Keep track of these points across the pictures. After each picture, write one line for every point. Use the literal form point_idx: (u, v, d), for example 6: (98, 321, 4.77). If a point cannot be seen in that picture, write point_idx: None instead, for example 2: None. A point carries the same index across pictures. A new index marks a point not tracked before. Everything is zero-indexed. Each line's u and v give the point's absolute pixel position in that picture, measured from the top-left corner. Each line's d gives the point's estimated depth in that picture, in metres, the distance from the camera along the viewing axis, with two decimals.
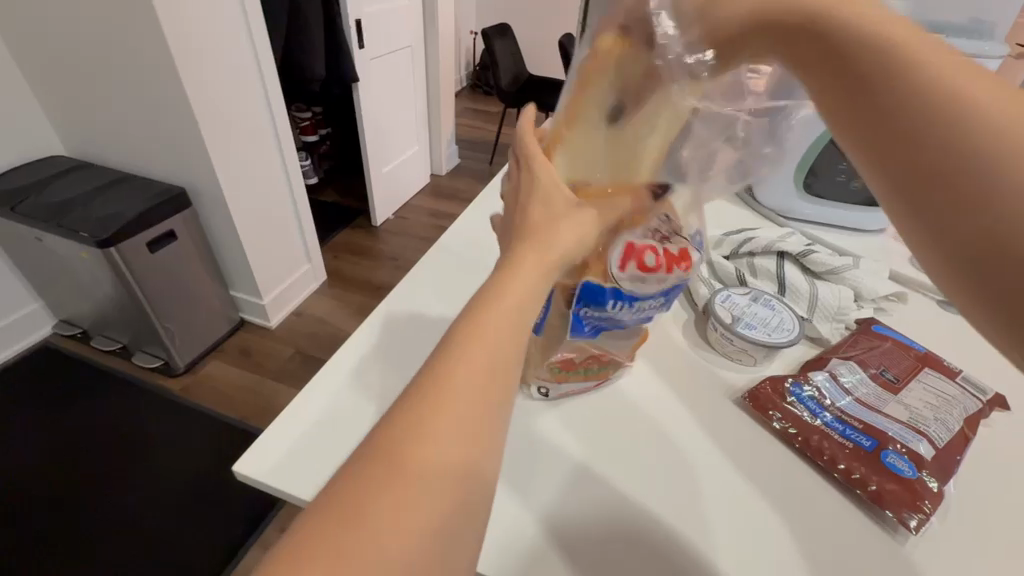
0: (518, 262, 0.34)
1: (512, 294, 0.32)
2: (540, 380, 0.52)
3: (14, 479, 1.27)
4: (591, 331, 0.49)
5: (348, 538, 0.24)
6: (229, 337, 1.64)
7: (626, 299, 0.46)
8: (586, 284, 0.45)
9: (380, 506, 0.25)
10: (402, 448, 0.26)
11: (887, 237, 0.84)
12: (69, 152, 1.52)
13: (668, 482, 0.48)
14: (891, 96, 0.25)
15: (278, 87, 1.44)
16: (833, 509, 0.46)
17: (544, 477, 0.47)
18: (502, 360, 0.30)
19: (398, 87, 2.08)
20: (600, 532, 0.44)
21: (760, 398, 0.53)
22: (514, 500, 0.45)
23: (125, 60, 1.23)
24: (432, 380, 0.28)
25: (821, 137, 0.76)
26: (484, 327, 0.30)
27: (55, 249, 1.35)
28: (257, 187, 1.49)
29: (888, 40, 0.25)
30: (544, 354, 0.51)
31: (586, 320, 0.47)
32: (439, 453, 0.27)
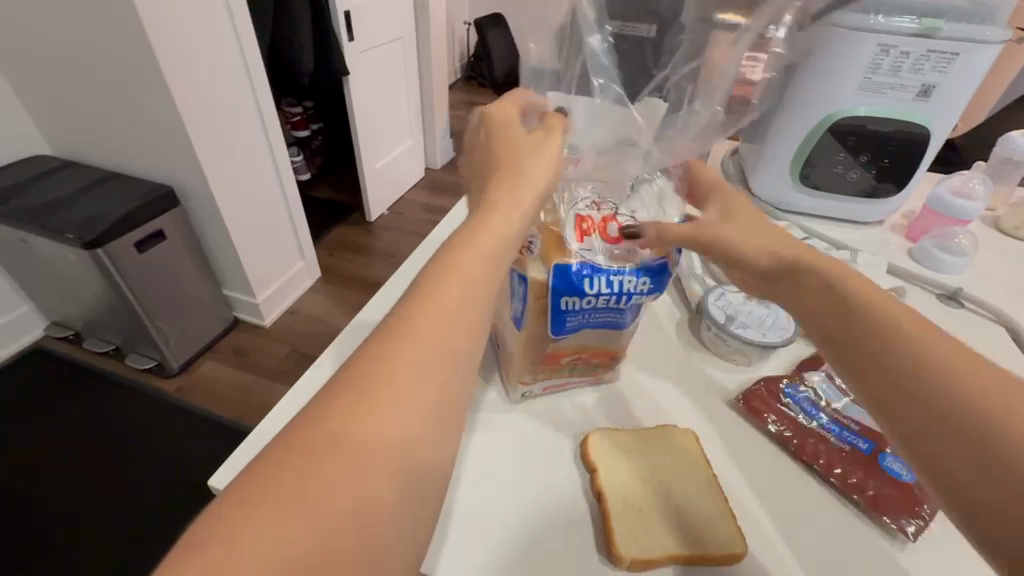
0: (482, 235, 0.34)
1: (476, 266, 0.32)
2: (523, 382, 0.51)
3: (8, 482, 1.26)
4: (575, 330, 0.46)
5: (300, 495, 0.23)
6: (223, 336, 1.63)
7: (597, 278, 0.43)
8: (553, 264, 0.43)
9: (337, 473, 0.24)
10: (346, 417, 0.26)
11: (884, 229, 0.82)
12: (54, 152, 1.49)
13: (649, 484, 0.46)
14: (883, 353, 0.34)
15: (266, 82, 1.42)
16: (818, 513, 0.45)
17: (522, 485, 0.46)
18: (461, 334, 0.30)
19: (390, 80, 2.04)
20: (586, 532, 0.43)
21: (754, 399, 0.53)
22: (493, 509, 0.44)
23: (105, 56, 1.20)
24: (386, 350, 0.28)
25: (818, 127, 0.74)
26: (444, 293, 0.30)
27: (42, 250, 1.33)
28: (247, 184, 1.47)
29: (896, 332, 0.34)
30: (526, 355, 0.49)
31: (565, 312, 0.44)
32: (397, 416, 0.27)
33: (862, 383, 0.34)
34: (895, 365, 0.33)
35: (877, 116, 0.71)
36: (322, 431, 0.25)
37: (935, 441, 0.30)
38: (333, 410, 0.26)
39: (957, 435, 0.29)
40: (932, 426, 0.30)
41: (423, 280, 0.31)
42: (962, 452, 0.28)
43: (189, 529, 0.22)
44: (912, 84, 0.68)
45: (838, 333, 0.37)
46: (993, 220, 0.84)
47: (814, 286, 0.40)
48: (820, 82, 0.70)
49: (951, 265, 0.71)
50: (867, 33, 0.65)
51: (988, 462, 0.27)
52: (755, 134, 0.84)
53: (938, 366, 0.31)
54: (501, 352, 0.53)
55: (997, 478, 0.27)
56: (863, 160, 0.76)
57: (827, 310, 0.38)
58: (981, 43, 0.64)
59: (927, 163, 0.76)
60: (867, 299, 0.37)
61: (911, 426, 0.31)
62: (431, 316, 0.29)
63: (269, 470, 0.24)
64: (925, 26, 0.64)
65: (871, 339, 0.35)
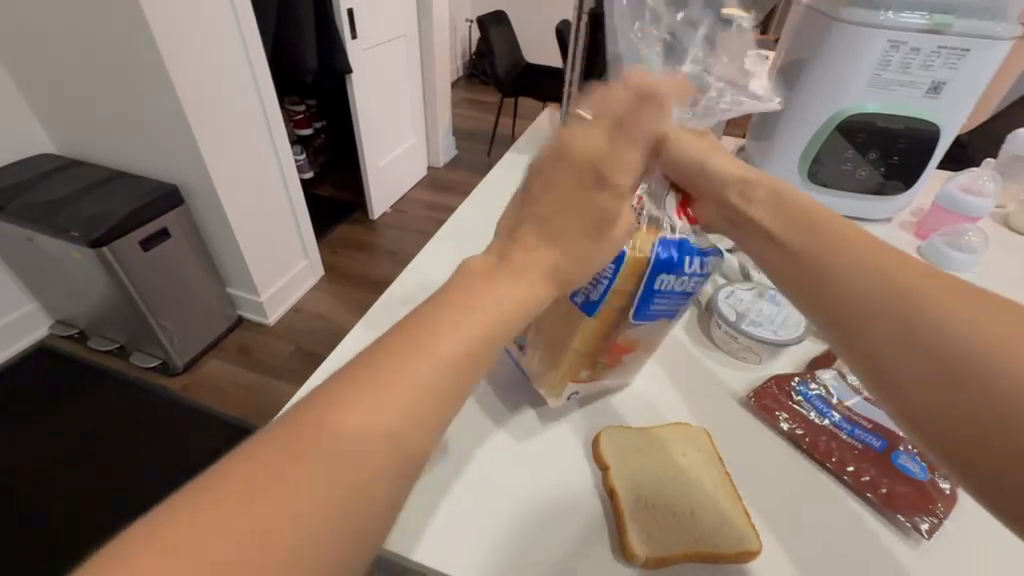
0: (507, 276, 0.31)
1: (497, 300, 0.30)
2: (571, 382, 0.49)
3: (13, 481, 1.26)
4: (653, 316, 0.45)
5: (248, 517, 0.21)
6: (228, 334, 1.63)
7: (694, 258, 0.42)
8: (657, 245, 0.41)
9: (302, 480, 0.22)
10: (333, 421, 0.24)
11: (893, 227, 0.82)
12: (58, 150, 1.49)
13: (660, 485, 0.46)
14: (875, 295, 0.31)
15: (270, 80, 1.41)
16: (829, 512, 0.45)
17: (526, 481, 0.46)
18: (466, 362, 0.27)
19: (393, 78, 2.04)
20: (594, 527, 0.43)
21: (765, 398, 0.53)
22: (500, 505, 0.44)
23: (109, 52, 1.19)
24: (391, 357, 0.26)
25: (827, 124, 0.73)
26: (454, 320, 0.28)
27: (47, 248, 1.33)
28: (251, 181, 1.47)
29: (897, 283, 0.31)
30: (581, 352, 0.47)
31: (655, 293, 0.43)
32: (371, 451, 0.24)
33: (826, 315, 0.33)
34: (863, 293, 0.32)
35: (886, 112, 0.71)
36: (290, 449, 0.23)
37: (903, 369, 0.29)
38: (308, 428, 0.24)
39: (920, 356, 0.28)
40: (897, 352, 0.29)
41: (433, 301, 0.29)
42: (929, 376, 0.27)
43: (129, 527, 0.21)
44: (922, 81, 0.68)
45: (801, 265, 0.36)
46: (1002, 218, 0.84)
47: (779, 210, 0.38)
48: (829, 79, 0.70)
49: (961, 262, 0.71)
50: (878, 29, 0.64)
51: (958, 385, 0.26)
52: (762, 132, 0.83)
53: (903, 289, 0.30)
54: (531, 353, 0.51)
55: (965, 399, 0.26)
56: (872, 157, 0.76)
57: (786, 237, 0.37)
58: (991, 39, 0.64)
59: (936, 161, 0.75)
60: (831, 224, 0.36)
61: (878, 351, 0.30)
62: (434, 344, 0.27)
63: (241, 463, 0.23)
64: (936, 22, 0.63)
65: (834, 268, 0.34)
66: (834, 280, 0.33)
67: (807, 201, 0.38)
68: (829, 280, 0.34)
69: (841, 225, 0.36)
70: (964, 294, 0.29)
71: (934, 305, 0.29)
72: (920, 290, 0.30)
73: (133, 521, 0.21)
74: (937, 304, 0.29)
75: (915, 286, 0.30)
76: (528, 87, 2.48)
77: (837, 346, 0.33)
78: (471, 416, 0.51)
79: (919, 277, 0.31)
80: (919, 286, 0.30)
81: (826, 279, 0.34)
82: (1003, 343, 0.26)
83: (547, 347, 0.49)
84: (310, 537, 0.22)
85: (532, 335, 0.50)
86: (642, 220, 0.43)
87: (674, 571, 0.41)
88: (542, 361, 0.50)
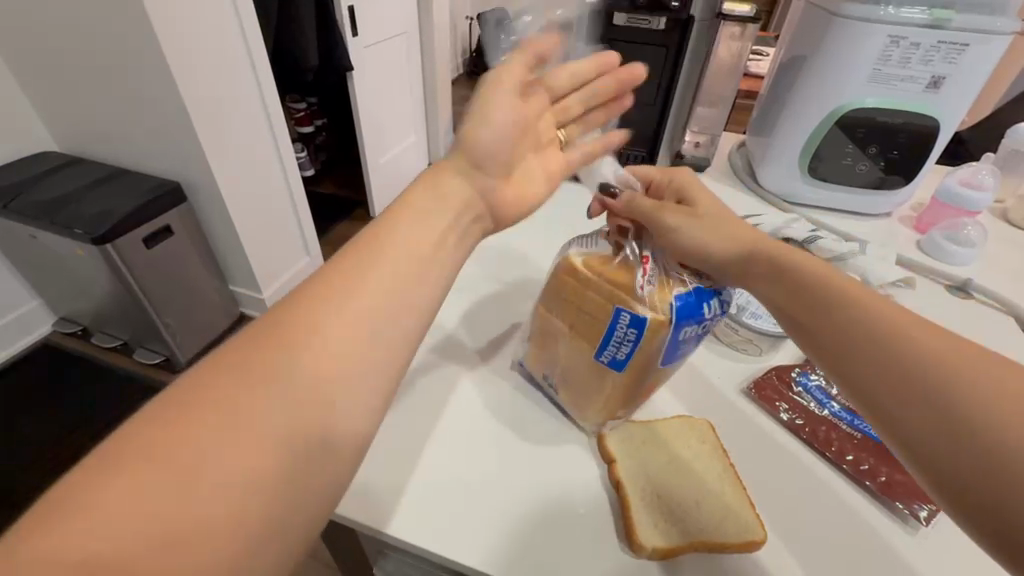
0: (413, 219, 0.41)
1: (409, 242, 0.39)
2: (608, 418, 0.49)
3: (16, 476, 1.27)
4: (679, 357, 0.45)
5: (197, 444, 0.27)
6: (229, 331, 1.64)
7: (712, 300, 0.44)
8: (675, 302, 0.42)
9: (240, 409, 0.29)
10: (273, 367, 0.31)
11: (892, 221, 0.82)
12: (61, 148, 1.50)
13: (669, 485, 0.47)
14: (911, 354, 0.32)
15: (270, 76, 1.41)
16: (823, 496, 0.46)
17: (519, 465, 0.47)
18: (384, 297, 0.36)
19: (393, 75, 2.04)
20: (591, 513, 0.44)
21: (766, 389, 0.54)
22: (491, 487, 0.45)
23: (111, 49, 1.19)
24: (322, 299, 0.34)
25: (827, 120, 0.74)
26: (352, 290, 0.35)
27: (50, 246, 1.34)
28: (253, 178, 1.48)
29: (943, 352, 0.31)
30: (616, 393, 0.47)
31: (683, 343, 0.43)
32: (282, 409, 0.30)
33: (853, 389, 0.34)
34: (884, 359, 0.33)
35: (885, 107, 0.72)
36: (212, 398, 0.28)
37: (927, 443, 0.30)
38: (241, 367, 0.30)
39: (948, 433, 0.29)
40: (922, 428, 0.30)
41: (342, 263, 0.37)
42: (954, 453, 0.28)
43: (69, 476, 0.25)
44: (921, 76, 0.68)
45: (826, 333, 0.37)
46: (1001, 212, 0.84)
47: (795, 284, 0.40)
48: (829, 75, 0.70)
49: (961, 257, 0.72)
50: (877, 25, 0.65)
51: (984, 467, 0.27)
52: (763, 129, 0.84)
53: (918, 359, 0.32)
54: (560, 390, 0.50)
55: (986, 474, 0.27)
56: (872, 152, 0.76)
57: (809, 307, 0.38)
58: (991, 33, 0.64)
59: (935, 156, 0.76)
60: (847, 290, 0.37)
61: (903, 426, 0.31)
62: (335, 307, 0.34)
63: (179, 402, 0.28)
64: (934, 17, 0.64)
65: (858, 336, 0.35)
66: (878, 330, 0.34)
67: (827, 272, 0.40)
68: (871, 330, 0.34)
69: (860, 291, 0.37)
70: (986, 367, 0.30)
71: (977, 378, 0.29)
72: (961, 360, 0.30)
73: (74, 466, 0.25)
74: (980, 377, 0.29)
75: (959, 357, 0.31)
76: None
77: (864, 413, 0.34)
78: (471, 401, 0.53)
79: (963, 351, 0.31)
80: (942, 358, 0.31)
81: (852, 349, 0.35)
82: (1008, 417, 0.27)
83: (565, 372, 0.49)
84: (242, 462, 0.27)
85: (557, 372, 0.50)
86: (655, 280, 0.43)
87: (682, 560, 0.41)
88: (574, 398, 0.49)
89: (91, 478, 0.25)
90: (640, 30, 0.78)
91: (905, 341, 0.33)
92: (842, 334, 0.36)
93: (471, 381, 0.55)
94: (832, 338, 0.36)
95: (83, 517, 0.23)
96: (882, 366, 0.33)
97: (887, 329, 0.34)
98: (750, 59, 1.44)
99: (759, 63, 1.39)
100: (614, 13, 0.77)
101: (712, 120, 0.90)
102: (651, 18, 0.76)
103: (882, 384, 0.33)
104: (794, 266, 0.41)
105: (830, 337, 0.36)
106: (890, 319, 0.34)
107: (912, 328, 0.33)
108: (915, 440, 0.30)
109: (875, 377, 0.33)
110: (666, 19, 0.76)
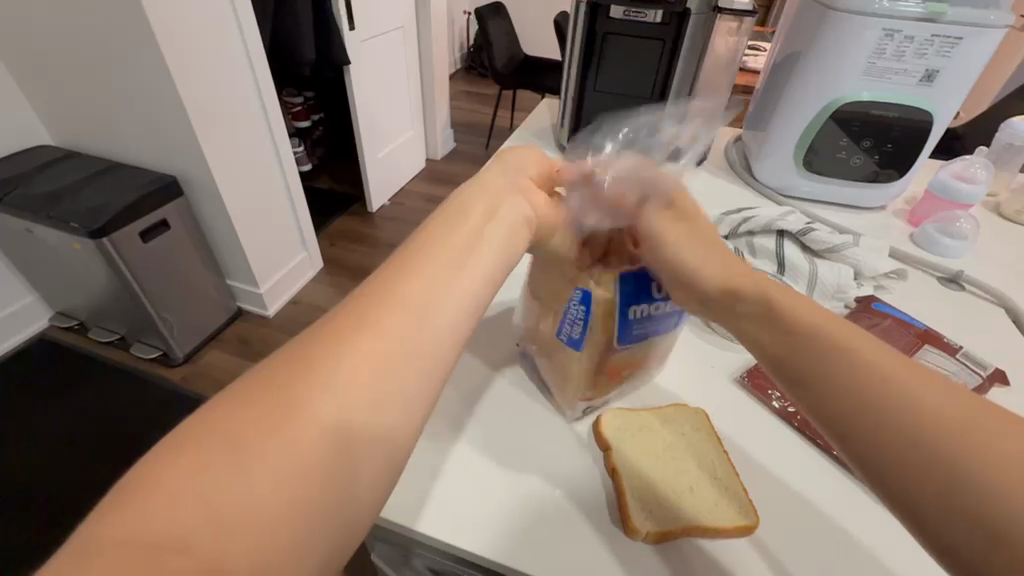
0: (466, 211, 0.39)
1: (462, 240, 0.37)
2: (583, 398, 0.49)
3: (14, 471, 1.27)
4: (639, 338, 0.46)
5: (246, 456, 0.24)
6: (227, 326, 1.64)
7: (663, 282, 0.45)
8: (621, 282, 0.43)
9: (290, 415, 0.26)
10: (327, 369, 0.28)
11: (886, 215, 0.83)
12: (57, 142, 1.49)
13: (667, 483, 0.46)
14: (903, 407, 0.28)
15: (267, 71, 1.41)
16: (811, 499, 0.45)
17: (515, 452, 0.48)
18: (440, 293, 0.33)
19: (391, 69, 2.03)
20: (589, 498, 0.45)
21: (759, 378, 0.55)
22: (495, 479, 0.46)
23: (105, 41, 1.18)
24: (375, 295, 0.32)
25: (822, 113, 0.74)
26: (407, 282, 0.33)
27: (46, 239, 1.33)
28: (251, 171, 1.47)
29: (942, 410, 0.28)
30: (588, 370, 0.47)
31: (632, 324, 0.45)
32: (334, 419, 0.27)
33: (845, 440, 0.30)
34: (877, 418, 0.29)
35: (880, 100, 0.72)
36: (263, 405, 0.27)
37: (903, 473, 0.27)
38: (286, 376, 0.28)
39: (924, 466, 0.27)
40: (900, 459, 0.27)
41: (392, 265, 0.35)
42: (933, 488, 0.26)
43: (124, 476, 0.24)
44: (915, 69, 0.69)
45: (814, 381, 0.32)
46: (994, 206, 0.85)
47: (781, 324, 0.36)
48: (824, 68, 0.71)
49: (953, 250, 0.72)
50: (871, 18, 0.65)
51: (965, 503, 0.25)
52: (759, 124, 0.85)
53: (886, 387, 0.29)
54: (547, 371, 0.52)
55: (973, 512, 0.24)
56: (867, 146, 0.76)
57: (788, 349, 0.34)
58: (984, 27, 0.64)
59: (929, 150, 0.76)
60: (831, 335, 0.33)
61: (877, 458, 0.28)
62: (408, 282, 0.33)
63: (220, 417, 0.26)
64: (929, 10, 0.64)
65: (820, 359, 0.33)
66: (868, 380, 0.30)
67: (786, 294, 0.38)
68: (863, 380, 0.30)
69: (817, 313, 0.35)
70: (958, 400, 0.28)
71: (979, 441, 0.26)
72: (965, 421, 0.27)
73: (113, 485, 0.23)
74: (982, 439, 0.26)
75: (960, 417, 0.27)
76: (527, 80, 2.48)
77: (831, 439, 0.31)
78: (473, 388, 0.54)
79: (964, 411, 0.27)
80: (934, 415, 0.27)
81: (816, 372, 0.32)
82: (989, 451, 0.25)
83: (556, 357, 0.49)
84: (313, 454, 0.26)
85: (548, 356, 0.51)
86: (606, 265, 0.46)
87: (673, 545, 0.42)
88: (555, 377, 0.51)
89: (141, 500, 0.22)
90: (637, 24, 0.78)
91: (869, 367, 0.31)
92: (831, 381, 0.31)
93: (470, 370, 0.56)
94: (821, 387, 0.32)
95: (153, 515, 0.22)
96: (877, 419, 0.29)
97: (880, 380, 0.30)
98: (747, 55, 1.45)
99: (756, 58, 1.40)
100: (610, 6, 0.77)
101: None
102: (647, 12, 0.76)
103: (878, 440, 0.28)
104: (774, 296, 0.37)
105: (816, 388, 0.32)
106: (882, 372, 0.30)
107: (907, 382, 0.29)
108: (916, 502, 0.26)
109: (867, 430, 0.29)
110: (663, 12, 0.77)
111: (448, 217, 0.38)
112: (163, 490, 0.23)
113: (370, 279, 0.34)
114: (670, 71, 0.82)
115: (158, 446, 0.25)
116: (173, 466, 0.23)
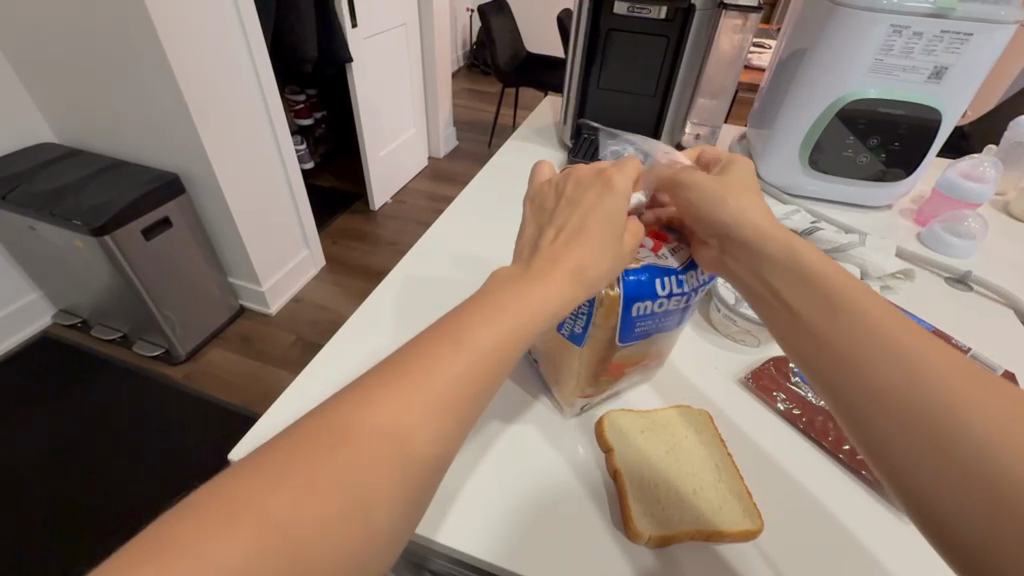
0: (535, 278, 0.36)
1: (509, 298, 0.34)
2: (581, 397, 0.49)
3: (16, 470, 1.27)
4: (641, 335, 0.46)
5: (264, 514, 0.25)
6: (229, 325, 1.64)
7: (670, 277, 0.44)
8: (624, 278, 0.42)
9: (310, 469, 0.26)
10: (353, 423, 0.28)
11: (892, 214, 0.82)
12: (58, 139, 1.49)
13: (672, 483, 0.46)
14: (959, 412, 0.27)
15: (269, 68, 1.40)
16: (821, 505, 0.44)
17: (521, 455, 0.47)
18: (482, 358, 0.32)
19: (393, 66, 2.03)
20: (595, 502, 0.44)
21: (763, 378, 0.54)
22: (500, 480, 0.45)
23: (107, 38, 1.18)
24: (414, 349, 0.32)
25: (828, 110, 0.73)
26: (450, 344, 0.32)
27: (49, 238, 1.33)
28: (252, 169, 1.47)
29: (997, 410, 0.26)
30: (589, 367, 0.47)
31: (635, 321, 0.44)
32: (351, 477, 0.27)
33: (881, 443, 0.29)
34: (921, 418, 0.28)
35: (888, 98, 0.71)
36: (290, 458, 0.27)
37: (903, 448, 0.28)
38: (317, 430, 0.28)
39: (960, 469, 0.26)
40: (900, 434, 0.28)
41: (439, 327, 0.33)
42: (938, 473, 0.26)
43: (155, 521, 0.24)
44: (924, 66, 0.68)
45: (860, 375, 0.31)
46: (1003, 206, 0.84)
47: (835, 316, 0.34)
48: (832, 65, 0.70)
49: (961, 249, 0.72)
50: (879, 13, 0.64)
51: (968, 486, 0.25)
52: (763, 122, 0.84)
53: (909, 376, 0.29)
54: (547, 368, 0.51)
55: (963, 483, 0.25)
56: (873, 144, 0.75)
57: (838, 343, 0.33)
58: (994, 23, 0.63)
59: (938, 147, 0.75)
60: (883, 330, 0.32)
61: (886, 442, 0.29)
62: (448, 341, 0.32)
63: (251, 466, 0.26)
64: (939, 5, 0.63)
65: (870, 359, 0.31)
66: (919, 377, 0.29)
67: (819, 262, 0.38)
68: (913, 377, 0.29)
69: (847, 290, 0.35)
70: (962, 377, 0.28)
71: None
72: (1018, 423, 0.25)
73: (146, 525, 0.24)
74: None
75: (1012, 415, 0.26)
76: (529, 77, 2.47)
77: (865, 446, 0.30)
78: None
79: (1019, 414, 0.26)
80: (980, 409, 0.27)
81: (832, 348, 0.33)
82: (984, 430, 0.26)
83: (558, 356, 0.49)
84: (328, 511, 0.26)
85: (548, 354, 0.51)
86: None
87: (676, 549, 0.41)
88: (556, 375, 0.50)
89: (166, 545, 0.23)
90: (641, 20, 0.77)
91: (890, 351, 0.31)
92: (877, 380, 0.30)
93: None
94: (870, 379, 0.31)
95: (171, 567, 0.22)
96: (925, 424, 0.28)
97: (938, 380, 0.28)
98: (751, 52, 1.43)
99: (759, 55, 1.39)
100: (614, 3, 0.76)
101: (711, 112, 0.93)
102: (651, 8, 0.75)
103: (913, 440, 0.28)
104: (828, 280, 0.36)
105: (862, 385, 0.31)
106: (943, 371, 0.29)
107: (970, 379, 0.28)
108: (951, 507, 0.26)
109: (907, 431, 0.28)
110: (667, 8, 0.75)
111: (511, 279, 0.36)
112: (209, 543, 0.23)
113: (423, 332, 0.33)
114: (675, 66, 0.80)
115: (194, 491, 0.26)
116: (202, 514, 0.24)
